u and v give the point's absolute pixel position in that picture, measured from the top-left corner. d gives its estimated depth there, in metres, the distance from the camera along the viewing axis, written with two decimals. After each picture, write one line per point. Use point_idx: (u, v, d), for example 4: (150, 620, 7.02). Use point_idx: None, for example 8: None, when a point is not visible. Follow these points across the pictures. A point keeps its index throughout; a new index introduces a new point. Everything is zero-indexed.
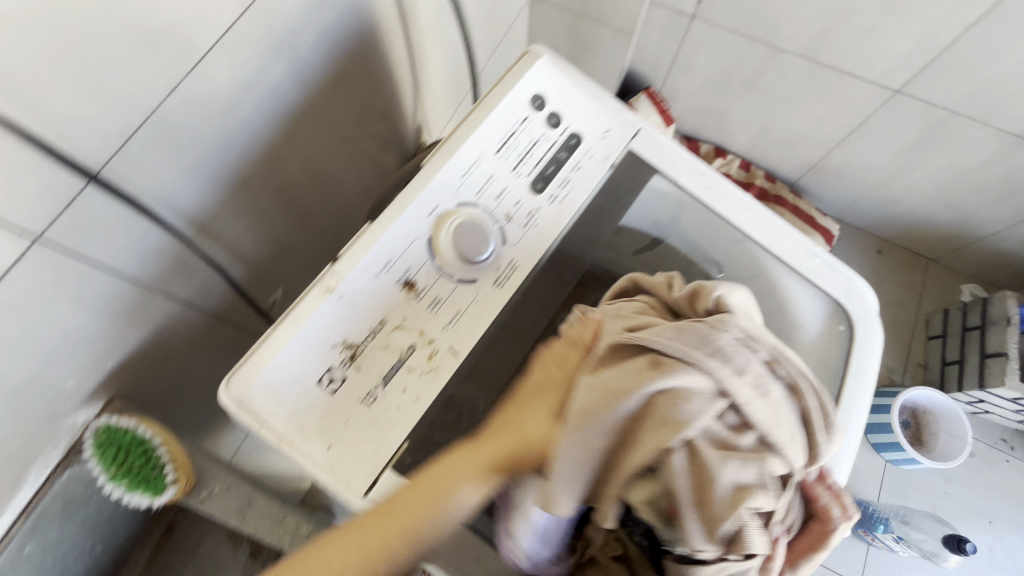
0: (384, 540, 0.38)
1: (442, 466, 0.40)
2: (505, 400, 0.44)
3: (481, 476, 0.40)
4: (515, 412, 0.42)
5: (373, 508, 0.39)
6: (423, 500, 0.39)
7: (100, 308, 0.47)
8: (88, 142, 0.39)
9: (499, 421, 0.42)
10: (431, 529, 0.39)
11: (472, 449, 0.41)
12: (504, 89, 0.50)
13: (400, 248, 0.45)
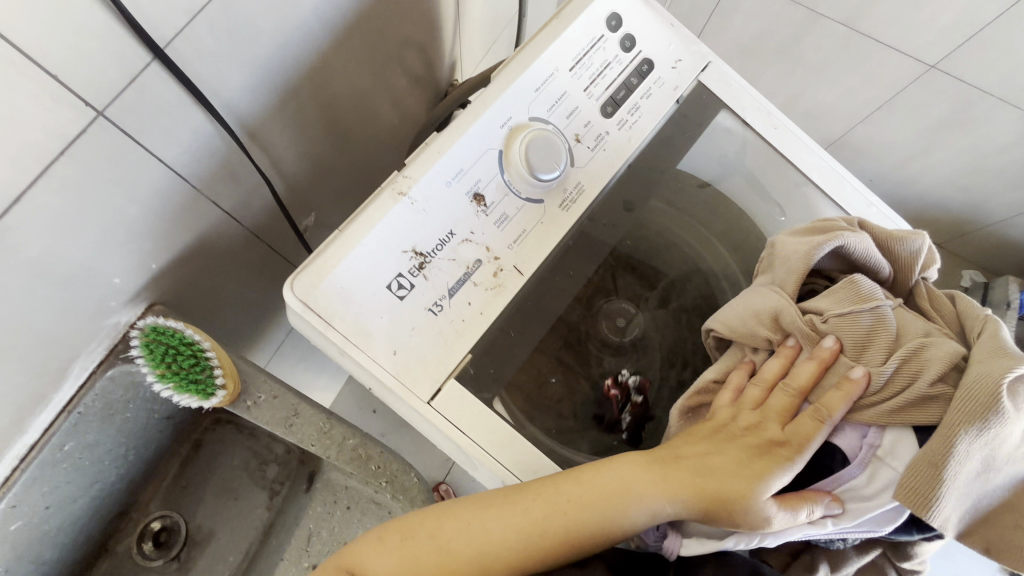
0: (545, 528, 0.38)
1: (624, 477, 0.39)
2: (706, 444, 0.40)
3: (660, 500, 0.39)
4: (716, 458, 0.39)
5: (536, 492, 0.39)
6: (595, 499, 0.38)
7: (151, 203, 0.45)
8: (155, 13, 0.37)
9: (697, 462, 0.39)
10: (596, 534, 0.38)
11: (658, 475, 0.39)
12: (580, 5, 0.48)
13: (472, 159, 0.43)
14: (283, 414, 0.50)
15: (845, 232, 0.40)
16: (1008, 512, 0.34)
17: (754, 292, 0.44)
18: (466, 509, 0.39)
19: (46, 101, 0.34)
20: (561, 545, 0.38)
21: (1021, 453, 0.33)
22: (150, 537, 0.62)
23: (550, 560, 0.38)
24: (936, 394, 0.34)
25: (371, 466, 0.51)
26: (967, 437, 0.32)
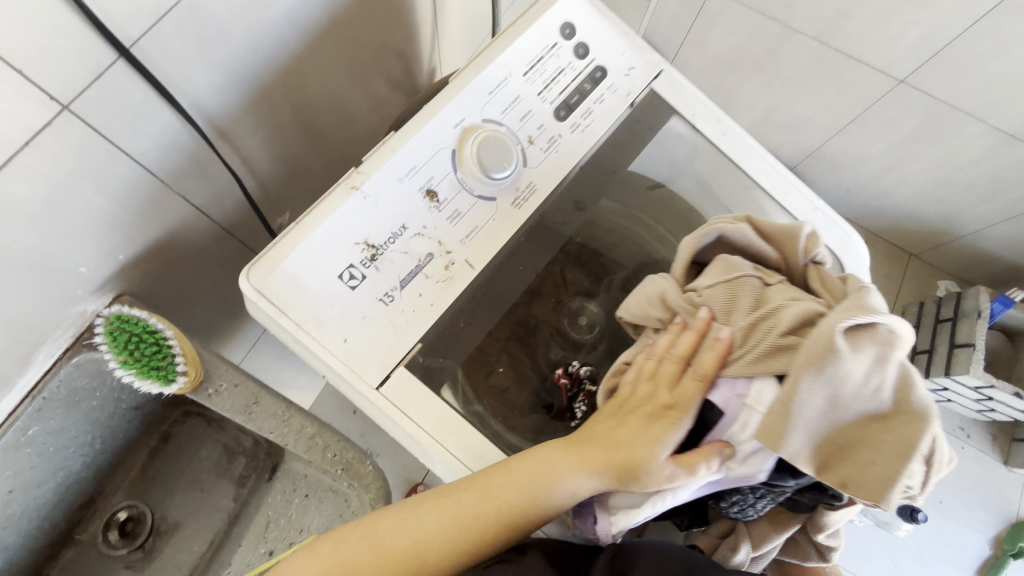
0: (478, 514, 0.39)
1: (547, 460, 0.41)
2: (610, 416, 0.43)
3: (582, 478, 0.40)
4: (619, 429, 0.42)
5: (470, 481, 0.41)
6: (523, 484, 0.40)
7: (119, 195, 0.47)
8: (122, 14, 0.39)
9: (603, 434, 0.42)
10: (526, 517, 0.40)
11: (576, 452, 0.41)
12: (535, 14, 0.50)
13: (425, 157, 0.46)
14: (243, 402, 0.52)
15: (720, 224, 0.45)
16: (861, 451, 0.35)
17: (648, 281, 0.47)
18: (406, 507, 0.40)
19: (12, 95, 0.36)
20: (496, 530, 0.39)
21: (869, 390, 0.34)
22: (116, 526, 0.63)
23: (487, 546, 0.40)
24: (787, 343, 0.36)
25: (328, 455, 0.52)
26: (806, 376, 0.34)
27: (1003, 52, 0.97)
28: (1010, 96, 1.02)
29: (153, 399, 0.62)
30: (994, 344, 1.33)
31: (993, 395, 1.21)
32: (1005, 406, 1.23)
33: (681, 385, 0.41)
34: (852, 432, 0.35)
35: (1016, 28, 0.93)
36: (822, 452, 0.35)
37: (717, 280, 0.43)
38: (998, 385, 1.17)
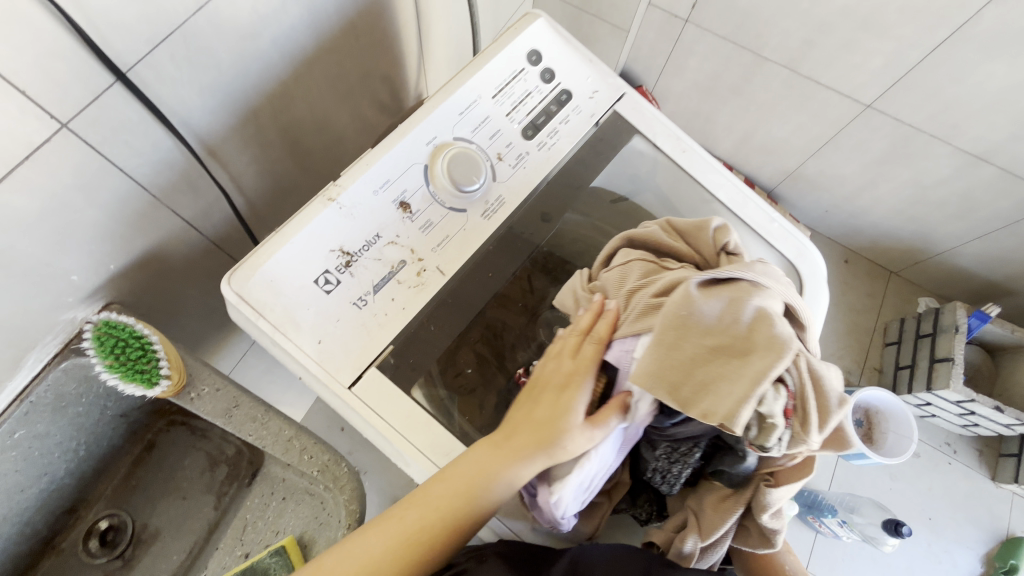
0: (426, 523, 0.42)
1: (479, 459, 0.43)
2: (529, 399, 0.46)
3: (516, 469, 0.43)
4: (537, 412, 0.44)
5: (416, 493, 0.43)
6: (462, 487, 0.42)
7: (111, 208, 0.50)
8: (120, 42, 0.43)
9: (524, 419, 0.44)
10: (472, 516, 0.43)
11: (504, 444, 0.44)
12: (503, 42, 0.55)
13: (398, 171, 0.49)
14: (223, 405, 0.54)
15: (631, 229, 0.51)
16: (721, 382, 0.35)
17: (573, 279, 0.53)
18: (359, 533, 0.42)
19: (15, 114, 0.39)
20: (446, 534, 0.42)
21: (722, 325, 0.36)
22: (97, 536, 0.65)
23: (442, 549, 0.42)
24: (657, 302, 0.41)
25: (305, 456, 0.54)
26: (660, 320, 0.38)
27: (961, 79, 1.01)
28: (971, 119, 1.07)
29: (138, 407, 0.64)
30: (974, 358, 1.35)
31: (975, 410, 1.21)
32: (988, 421, 1.24)
33: (580, 353, 0.45)
34: (708, 364, 0.36)
35: (971, 55, 0.97)
36: (684, 386, 0.36)
37: (616, 264, 0.49)
38: (978, 399, 1.19)
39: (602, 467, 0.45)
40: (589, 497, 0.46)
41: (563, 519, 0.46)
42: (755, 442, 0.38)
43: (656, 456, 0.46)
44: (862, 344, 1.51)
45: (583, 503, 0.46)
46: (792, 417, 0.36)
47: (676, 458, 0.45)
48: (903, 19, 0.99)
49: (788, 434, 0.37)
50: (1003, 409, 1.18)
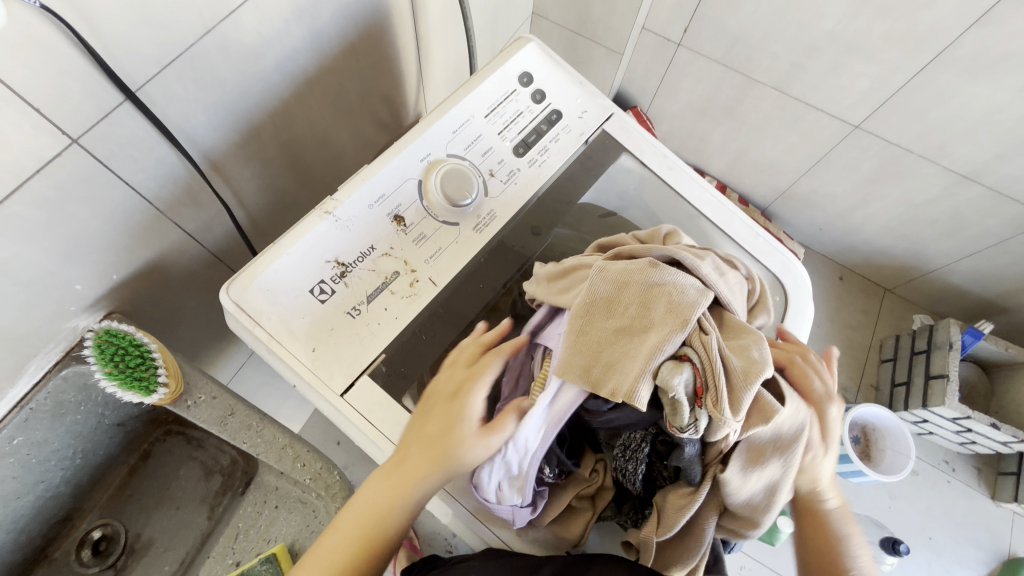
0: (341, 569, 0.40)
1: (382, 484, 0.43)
2: (422, 412, 0.45)
3: (418, 486, 0.42)
4: (429, 427, 0.44)
5: (329, 533, 0.42)
6: (368, 518, 0.42)
7: (116, 219, 0.52)
8: (131, 63, 0.45)
9: (418, 435, 0.44)
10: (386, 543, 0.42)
11: (402, 464, 0.43)
12: (495, 65, 0.58)
13: (393, 186, 0.52)
14: (219, 413, 0.56)
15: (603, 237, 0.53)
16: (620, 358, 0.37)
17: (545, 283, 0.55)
18: None
19: (28, 129, 0.41)
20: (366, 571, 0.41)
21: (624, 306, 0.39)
22: (90, 545, 0.65)
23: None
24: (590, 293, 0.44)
25: (298, 464, 0.54)
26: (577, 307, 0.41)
27: (945, 101, 1.04)
28: (957, 139, 1.09)
29: (135, 416, 0.65)
30: (969, 375, 1.35)
31: (972, 427, 1.21)
32: (985, 438, 1.23)
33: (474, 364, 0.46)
34: (612, 344, 0.38)
35: (954, 79, 1.00)
36: (592, 367, 0.38)
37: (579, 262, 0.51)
38: (975, 416, 1.19)
39: (529, 455, 0.41)
40: (524, 488, 0.43)
41: (500, 505, 0.44)
42: (676, 426, 0.37)
43: (615, 455, 0.45)
44: (858, 361, 1.52)
45: (522, 494, 0.43)
46: (704, 396, 0.35)
47: (627, 453, 0.43)
48: (886, 44, 1.01)
49: (701, 413, 0.35)
50: (999, 426, 1.18)
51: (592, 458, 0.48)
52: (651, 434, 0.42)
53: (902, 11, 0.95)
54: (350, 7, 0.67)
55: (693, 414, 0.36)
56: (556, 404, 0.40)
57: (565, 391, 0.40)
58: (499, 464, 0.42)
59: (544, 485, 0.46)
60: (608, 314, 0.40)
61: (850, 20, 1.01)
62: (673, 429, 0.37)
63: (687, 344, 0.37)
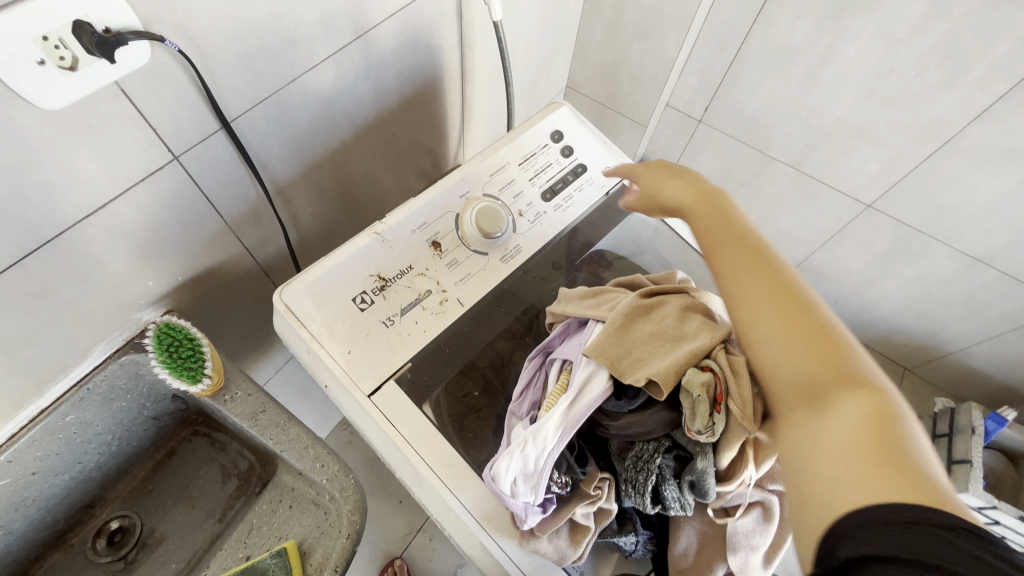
0: None
1: None
2: None
3: None
4: None
5: None
6: None
7: (193, 227, 0.59)
8: (231, 99, 0.55)
9: None
10: None
11: None
12: (532, 123, 0.66)
13: (434, 216, 0.59)
14: (251, 409, 0.60)
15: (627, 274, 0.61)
16: (651, 355, 0.47)
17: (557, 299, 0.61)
18: None
19: (144, 144, 0.49)
20: None
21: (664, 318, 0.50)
22: (105, 536, 0.67)
23: None
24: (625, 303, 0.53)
25: (317, 464, 0.57)
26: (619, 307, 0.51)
27: (952, 187, 1.09)
28: (967, 223, 1.14)
29: (171, 412, 0.69)
30: (994, 464, 1.30)
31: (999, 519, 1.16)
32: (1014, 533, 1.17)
33: None
34: (646, 347, 0.48)
35: (960, 167, 1.06)
36: (626, 357, 0.48)
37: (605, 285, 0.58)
38: (1001, 506, 1.14)
39: (546, 451, 0.46)
40: (539, 484, 0.45)
41: (514, 501, 0.46)
42: (696, 429, 0.43)
43: (626, 467, 0.48)
44: None
45: (536, 491, 0.46)
46: (726, 401, 0.42)
47: (639, 463, 0.47)
48: (894, 131, 1.08)
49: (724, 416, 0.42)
50: None
51: (596, 477, 0.48)
52: (664, 446, 0.46)
53: (906, 103, 1.03)
54: (409, 68, 0.78)
55: (711, 418, 0.43)
56: (574, 407, 0.47)
57: (591, 387, 0.47)
58: (521, 457, 0.46)
59: (552, 492, 0.47)
60: (646, 320, 0.50)
61: (859, 109, 1.10)
62: (691, 433, 0.44)
63: (711, 358, 0.46)
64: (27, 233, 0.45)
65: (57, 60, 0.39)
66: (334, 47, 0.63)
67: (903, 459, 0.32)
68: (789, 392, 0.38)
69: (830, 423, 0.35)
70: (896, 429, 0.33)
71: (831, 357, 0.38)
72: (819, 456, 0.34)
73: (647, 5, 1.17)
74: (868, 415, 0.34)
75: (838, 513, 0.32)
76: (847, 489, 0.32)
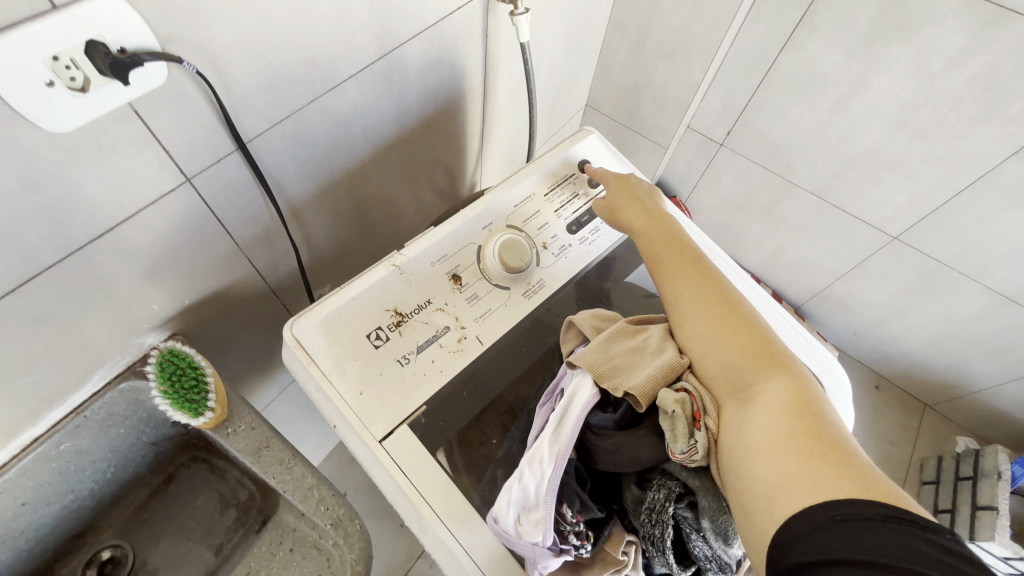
0: None
1: None
2: None
3: None
4: None
5: None
6: None
7: (202, 250, 0.57)
8: (248, 120, 0.52)
9: None
10: None
11: None
12: (560, 151, 0.64)
13: (456, 248, 0.56)
14: (255, 444, 0.57)
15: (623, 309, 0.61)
16: (632, 366, 0.48)
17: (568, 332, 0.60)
18: None
19: (156, 166, 0.47)
20: None
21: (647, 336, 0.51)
22: (96, 565, 0.64)
23: None
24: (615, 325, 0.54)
25: (321, 507, 0.54)
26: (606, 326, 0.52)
27: (985, 223, 1.06)
28: (999, 261, 1.09)
29: (170, 437, 0.66)
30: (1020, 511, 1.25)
31: None
32: None
33: None
34: (626, 358, 0.49)
35: (995, 204, 1.02)
36: (607, 365, 0.48)
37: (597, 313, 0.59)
38: None
39: (544, 479, 0.44)
40: (543, 518, 0.43)
41: (521, 542, 0.45)
42: (679, 449, 0.44)
43: (642, 521, 0.45)
44: (896, 479, 1.43)
45: (541, 528, 0.43)
46: (703, 418, 0.44)
47: (652, 516, 0.44)
48: (926, 164, 1.04)
49: (702, 434, 0.43)
50: None
51: (622, 540, 0.46)
52: (675, 492, 0.44)
53: (939, 136, 0.98)
54: (431, 87, 0.75)
55: (691, 436, 0.44)
56: (562, 429, 0.46)
57: (575, 404, 0.47)
58: (519, 489, 0.45)
59: (571, 545, 0.45)
60: (630, 336, 0.51)
61: (889, 140, 1.04)
62: (675, 455, 0.44)
63: (683, 379, 0.47)
64: (27, 259, 0.42)
65: (67, 81, 0.37)
66: (356, 67, 0.61)
67: (818, 433, 0.39)
68: (731, 402, 0.44)
69: (768, 433, 0.40)
70: (812, 410, 0.41)
71: (757, 356, 0.46)
72: (758, 462, 0.39)
73: (673, 26, 1.15)
74: (797, 423, 0.40)
75: (781, 515, 0.36)
76: (784, 491, 0.37)
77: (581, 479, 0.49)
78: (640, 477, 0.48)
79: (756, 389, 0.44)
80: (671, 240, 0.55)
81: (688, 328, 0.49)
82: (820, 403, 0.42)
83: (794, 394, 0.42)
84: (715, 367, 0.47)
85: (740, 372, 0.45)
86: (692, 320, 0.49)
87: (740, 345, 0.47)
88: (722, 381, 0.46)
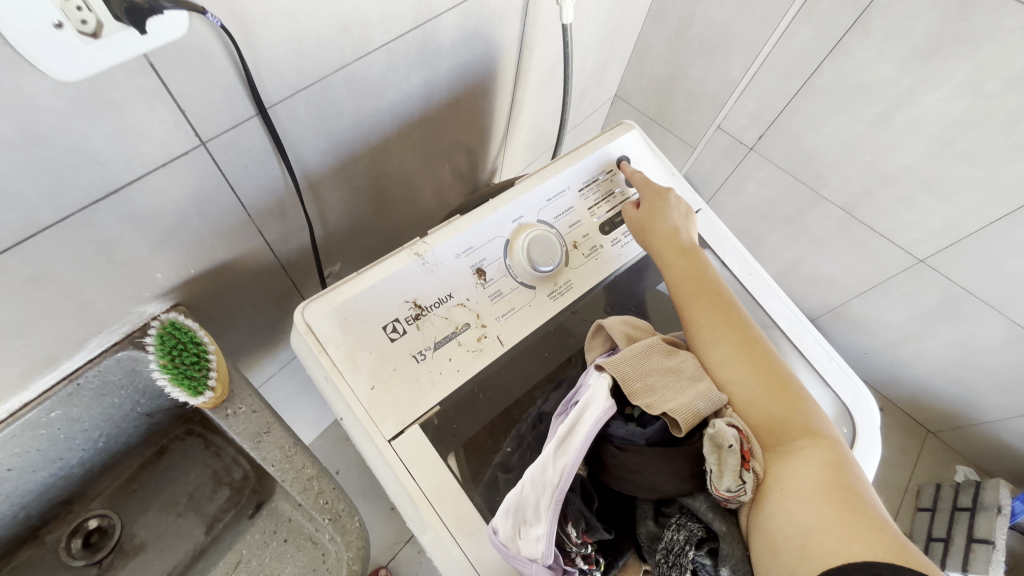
0: None
1: None
2: None
3: None
4: None
5: None
6: None
7: (211, 219, 0.53)
8: (272, 83, 0.48)
9: None
10: None
11: None
12: (599, 144, 0.60)
13: (483, 241, 0.52)
14: (255, 428, 0.54)
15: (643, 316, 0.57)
16: (668, 388, 0.45)
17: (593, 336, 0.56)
18: None
19: (169, 126, 0.43)
20: None
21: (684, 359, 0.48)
22: (82, 535, 0.61)
23: None
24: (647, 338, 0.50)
25: (320, 500, 0.52)
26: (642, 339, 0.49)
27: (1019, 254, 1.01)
28: None
29: (165, 410, 0.63)
30: (1014, 546, 1.24)
31: None
32: None
33: None
34: (663, 377, 0.46)
35: None
36: (642, 382, 0.45)
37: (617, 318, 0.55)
38: None
39: (546, 493, 0.42)
40: (543, 537, 0.41)
41: (520, 559, 0.42)
42: (725, 487, 0.41)
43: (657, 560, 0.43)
44: (891, 503, 1.42)
45: (541, 545, 0.41)
46: (751, 459, 0.42)
47: (669, 557, 0.41)
48: (968, 188, 0.99)
49: (749, 478, 0.41)
50: None
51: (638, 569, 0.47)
52: (695, 537, 0.41)
53: (986, 160, 0.93)
54: (464, 62, 0.70)
55: (740, 475, 0.41)
56: (569, 443, 0.43)
57: (583, 421, 0.43)
58: (518, 497, 0.43)
59: (577, 567, 0.43)
60: (666, 356, 0.48)
61: (931, 159, 0.99)
62: (718, 492, 0.41)
63: (724, 415, 0.45)
64: (25, 216, 0.39)
65: (78, 24, 0.33)
66: (389, 35, 0.56)
67: (852, 490, 0.39)
68: (768, 446, 0.43)
69: (810, 481, 0.40)
70: (847, 468, 0.41)
71: (793, 404, 0.45)
72: (795, 505, 0.39)
73: (717, 20, 1.10)
74: (835, 475, 0.40)
75: (814, 557, 0.35)
76: (820, 538, 0.36)
77: (588, 495, 0.46)
78: (657, 512, 0.45)
79: (793, 434, 0.43)
80: (711, 273, 0.54)
81: (727, 365, 0.48)
82: (853, 467, 0.42)
83: (830, 448, 0.42)
84: (753, 406, 0.45)
85: (779, 416, 0.44)
86: (729, 354, 0.48)
87: (775, 387, 0.46)
88: (759, 420, 0.45)
